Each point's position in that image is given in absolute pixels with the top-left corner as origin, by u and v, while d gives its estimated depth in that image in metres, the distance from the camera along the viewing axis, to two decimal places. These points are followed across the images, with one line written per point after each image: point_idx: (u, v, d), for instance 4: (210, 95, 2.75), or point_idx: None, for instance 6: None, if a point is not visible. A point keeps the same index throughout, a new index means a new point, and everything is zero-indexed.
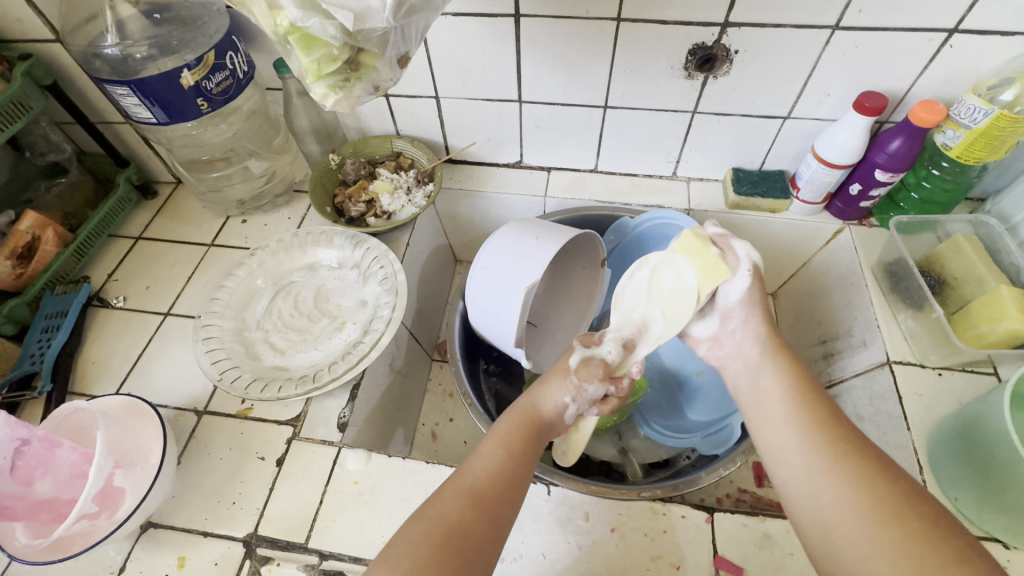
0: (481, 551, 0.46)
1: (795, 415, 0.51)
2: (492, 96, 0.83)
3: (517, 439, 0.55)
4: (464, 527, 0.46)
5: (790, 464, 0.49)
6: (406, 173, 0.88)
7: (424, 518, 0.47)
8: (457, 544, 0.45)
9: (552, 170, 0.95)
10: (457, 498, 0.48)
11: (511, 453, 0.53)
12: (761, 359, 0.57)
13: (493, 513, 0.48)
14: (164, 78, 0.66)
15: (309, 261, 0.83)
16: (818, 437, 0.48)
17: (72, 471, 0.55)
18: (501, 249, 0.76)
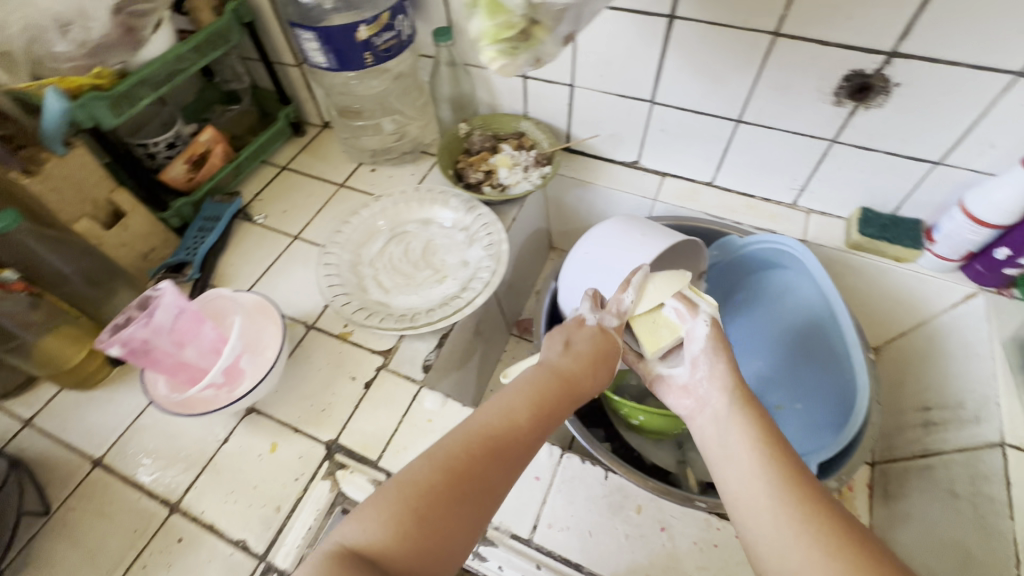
0: (485, 500, 0.48)
1: (779, 485, 0.47)
2: (626, 92, 0.85)
3: (543, 399, 0.55)
4: (474, 475, 0.48)
5: (768, 540, 0.45)
6: (527, 153, 0.93)
7: (440, 456, 0.48)
8: (466, 489, 0.47)
9: (667, 176, 0.95)
10: (472, 446, 0.49)
11: (532, 408, 0.54)
12: (728, 411, 0.54)
13: (504, 468, 0.49)
14: (343, 30, 0.75)
15: (423, 216, 0.89)
16: (804, 513, 0.44)
17: (211, 346, 0.65)
18: (605, 238, 0.78)
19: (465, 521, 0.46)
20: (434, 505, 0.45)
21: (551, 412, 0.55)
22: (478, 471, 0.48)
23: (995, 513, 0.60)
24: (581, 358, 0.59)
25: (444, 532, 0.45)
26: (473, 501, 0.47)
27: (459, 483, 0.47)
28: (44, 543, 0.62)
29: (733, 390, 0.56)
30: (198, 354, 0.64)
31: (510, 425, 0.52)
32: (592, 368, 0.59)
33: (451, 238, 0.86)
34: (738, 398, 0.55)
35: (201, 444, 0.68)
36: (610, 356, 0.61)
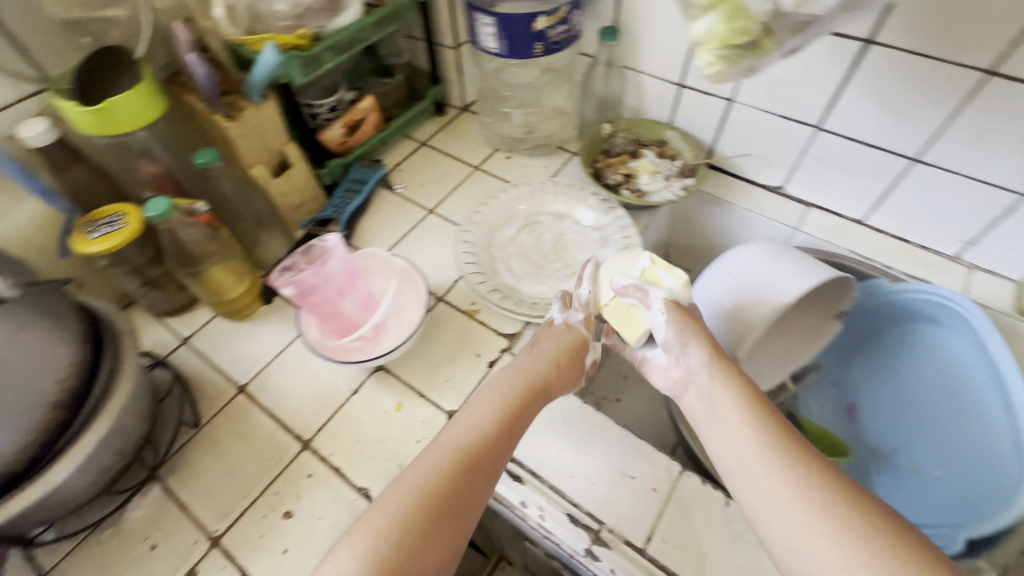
0: (464, 511, 0.51)
1: (770, 448, 0.49)
2: (790, 114, 0.81)
3: (512, 403, 0.59)
4: (452, 487, 0.51)
5: (768, 510, 0.47)
6: (670, 162, 0.91)
7: (409, 480, 0.51)
8: (442, 503, 0.50)
9: (812, 207, 0.90)
10: (443, 463, 0.52)
11: (501, 416, 0.58)
12: (710, 382, 0.56)
13: (482, 480, 0.53)
14: (523, 18, 0.77)
15: (557, 210, 0.90)
16: (795, 475, 0.46)
17: (364, 302, 0.71)
18: (754, 258, 0.75)
19: (448, 531, 0.49)
20: (413, 523, 0.48)
21: (519, 418, 0.59)
22: (452, 486, 0.51)
23: None
24: (545, 365, 0.64)
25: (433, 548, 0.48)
26: (451, 510, 0.50)
27: (434, 499, 0.50)
28: (192, 453, 0.68)
29: (710, 359, 0.58)
30: (353, 306, 0.70)
31: (482, 438, 0.55)
32: (558, 371, 0.64)
33: (584, 236, 0.86)
34: (718, 363, 0.57)
35: (332, 390, 0.72)
36: (578, 353, 0.67)
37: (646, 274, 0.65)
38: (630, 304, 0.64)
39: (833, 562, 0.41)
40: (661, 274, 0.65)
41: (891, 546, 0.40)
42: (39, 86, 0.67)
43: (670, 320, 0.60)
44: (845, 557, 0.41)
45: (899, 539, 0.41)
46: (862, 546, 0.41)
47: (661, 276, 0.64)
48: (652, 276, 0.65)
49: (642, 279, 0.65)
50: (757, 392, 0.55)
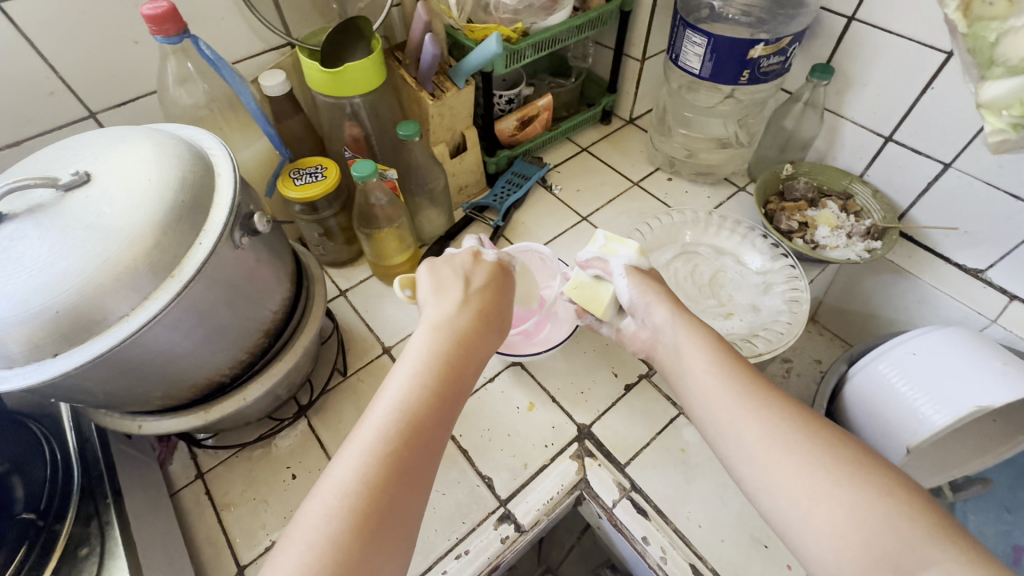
0: (420, 472, 0.45)
1: (736, 390, 0.50)
2: (1022, 194, 0.71)
3: (442, 357, 0.51)
4: (406, 449, 0.44)
5: (747, 455, 0.47)
6: (854, 219, 0.84)
7: (358, 446, 0.44)
8: (396, 465, 0.43)
9: (1015, 301, 0.79)
10: (374, 444, 0.44)
11: (429, 380, 0.49)
12: (676, 334, 0.57)
13: (421, 455, 0.45)
14: (740, 43, 0.74)
15: (719, 245, 0.86)
16: (761, 414, 0.48)
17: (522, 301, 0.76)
18: (949, 348, 0.67)
19: (410, 494, 0.43)
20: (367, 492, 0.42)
21: (459, 366, 0.51)
22: (409, 449, 0.45)
23: None
24: (472, 316, 0.56)
25: (394, 526, 0.42)
26: (406, 471, 0.44)
27: (384, 467, 0.43)
28: (337, 399, 0.72)
29: (673, 312, 0.59)
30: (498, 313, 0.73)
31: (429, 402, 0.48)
32: (486, 324, 0.56)
33: (744, 278, 0.81)
34: (681, 316, 0.58)
35: None
36: (503, 297, 0.60)
37: (603, 247, 0.67)
38: (595, 277, 0.66)
39: (856, 545, 0.39)
40: (616, 246, 0.67)
41: (853, 468, 0.42)
42: (284, 42, 0.74)
43: (636, 285, 0.62)
44: (816, 485, 0.42)
45: (861, 461, 0.43)
46: (829, 474, 0.42)
47: (615, 248, 0.66)
48: (606, 248, 0.67)
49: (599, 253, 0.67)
50: (709, 328, 0.57)
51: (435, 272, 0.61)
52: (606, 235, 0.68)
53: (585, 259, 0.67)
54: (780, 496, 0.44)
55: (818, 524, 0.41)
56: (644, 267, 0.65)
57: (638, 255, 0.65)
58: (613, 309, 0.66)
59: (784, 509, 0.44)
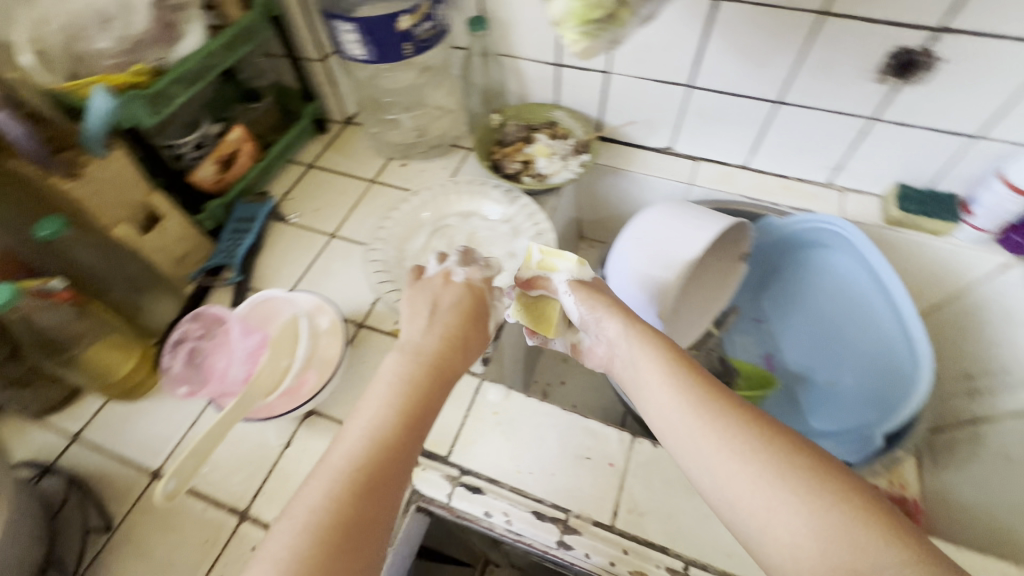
0: (377, 518, 0.38)
1: (694, 404, 0.45)
2: (665, 77, 0.85)
3: (389, 411, 0.43)
4: (335, 533, 0.36)
5: (707, 469, 0.42)
6: (563, 142, 0.92)
7: (322, 477, 0.39)
8: (367, 503, 0.38)
9: (700, 161, 0.96)
10: (302, 541, 0.35)
11: (357, 445, 0.40)
12: (631, 347, 0.51)
13: (364, 529, 0.37)
14: (384, 19, 0.73)
15: (464, 209, 0.88)
16: (724, 427, 0.42)
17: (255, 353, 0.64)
18: (658, 223, 0.78)
19: (371, 531, 0.37)
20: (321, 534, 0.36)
21: (420, 410, 0.44)
22: (372, 478, 0.39)
23: None
24: (443, 340, 0.50)
25: (355, 565, 0.36)
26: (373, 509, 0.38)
27: (345, 505, 0.37)
28: (110, 563, 0.59)
29: (625, 326, 0.53)
30: (239, 376, 0.61)
31: (399, 428, 0.42)
32: (462, 345, 0.51)
33: (495, 230, 0.85)
34: (633, 326, 0.53)
35: (261, 449, 0.66)
36: (477, 312, 0.53)
37: (540, 262, 0.58)
38: (540, 297, 0.59)
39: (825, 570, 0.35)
40: (554, 260, 0.58)
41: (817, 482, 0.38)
42: None
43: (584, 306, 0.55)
44: (771, 504, 0.38)
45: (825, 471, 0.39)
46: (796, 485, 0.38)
47: (554, 263, 0.58)
48: (541, 263, 0.58)
49: (538, 269, 0.58)
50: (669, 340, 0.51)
51: (410, 297, 0.54)
52: (540, 249, 0.59)
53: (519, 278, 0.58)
54: (746, 514, 0.40)
55: (781, 548, 0.37)
56: (586, 278, 0.57)
57: (581, 266, 0.57)
58: (568, 332, 0.59)
59: (746, 524, 0.40)
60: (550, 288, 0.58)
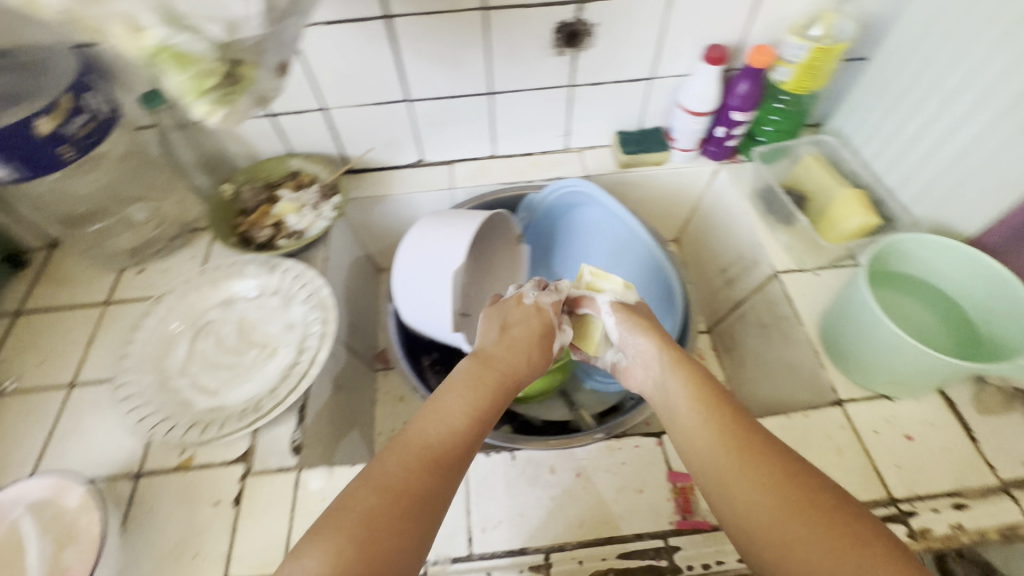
0: (450, 479, 0.48)
1: (711, 430, 0.52)
2: (380, 99, 0.85)
3: (482, 398, 0.56)
4: (422, 477, 0.47)
5: (718, 488, 0.49)
6: (308, 190, 0.88)
7: (399, 449, 0.49)
8: (431, 476, 0.47)
9: (454, 163, 0.98)
10: (408, 464, 0.47)
11: (469, 411, 0.54)
12: (663, 373, 0.61)
13: (442, 481, 0.47)
14: (12, 129, 0.60)
15: (224, 296, 0.79)
16: (741, 453, 0.49)
17: None
18: (422, 243, 0.77)
19: (424, 497, 0.46)
20: (386, 495, 0.45)
21: (488, 410, 0.55)
22: (432, 459, 0.48)
23: (792, 325, 0.78)
24: (509, 349, 0.63)
25: (425, 502, 0.45)
26: (431, 477, 0.47)
27: (406, 473, 0.47)
28: None
29: (660, 348, 0.63)
30: None
31: (466, 417, 0.53)
32: (534, 347, 0.65)
33: (266, 307, 0.77)
34: (667, 353, 0.62)
35: None
36: (534, 333, 0.67)
37: (589, 283, 0.73)
38: (585, 315, 0.72)
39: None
40: (601, 282, 0.73)
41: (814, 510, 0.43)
42: None
43: (622, 326, 0.68)
44: (785, 529, 0.43)
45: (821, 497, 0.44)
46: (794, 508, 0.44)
47: (601, 284, 0.72)
48: (591, 284, 0.73)
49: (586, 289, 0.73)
50: (678, 350, 0.63)
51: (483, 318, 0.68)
52: (590, 272, 0.74)
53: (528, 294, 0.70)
54: (751, 534, 0.45)
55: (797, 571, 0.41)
56: (628, 300, 0.71)
57: (625, 288, 0.72)
58: (558, 327, 0.69)
59: (758, 546, 0.44)
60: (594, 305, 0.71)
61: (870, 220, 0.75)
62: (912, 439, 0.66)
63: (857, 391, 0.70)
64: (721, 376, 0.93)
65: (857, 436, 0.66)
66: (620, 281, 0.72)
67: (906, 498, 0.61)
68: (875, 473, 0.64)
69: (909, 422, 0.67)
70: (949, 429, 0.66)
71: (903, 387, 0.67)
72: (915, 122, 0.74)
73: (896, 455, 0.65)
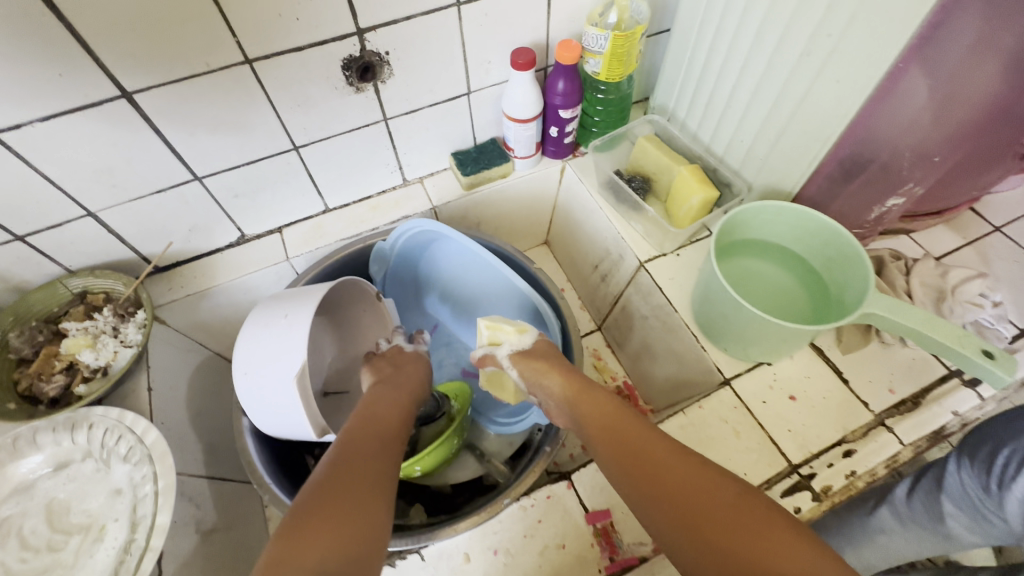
0: (392, 463, 0.53)
1: (608, 422, 0.58)
2: (160, 186, 0.71)
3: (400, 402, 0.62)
4: (373, 460, 0.51)
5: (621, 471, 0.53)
6: (102, 313, 0.72)
7: (348, 445, 0.52)
8: (386, 460, 0.52)
9: (283, 228, 0.86)
10: (358, 452, 0.51)
11: (393, 410, 0.60)
12: (574, 410, 0.63)
13: (390, 462, 0.52)
14: None
15: (16, 482, 0.62)
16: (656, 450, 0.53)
17: None
18: (255, 341, 0.65)
19: (378, 483, 0.49)
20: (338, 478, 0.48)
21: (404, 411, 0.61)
22: (376, 453, 0.52)
23: (668, 313, 0.78)
24: (411, 368, 0.70)
25: (383, 479, 0.50)
26: (380, 462, 0.51)
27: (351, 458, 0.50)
28: None
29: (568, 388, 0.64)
30: None
31: (389, 421, 0.58)
32: (420, 365, 0.71)
33: (80, 477, 0.63)
34: (577, 389, 0.64)
35: None
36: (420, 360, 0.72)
37: (489, 339, 0.73)
38: (494, 369, 0.74)
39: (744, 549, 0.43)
40: (499, 334, 0.73)
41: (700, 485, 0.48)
42: None
43: (526, 373, 0.69)
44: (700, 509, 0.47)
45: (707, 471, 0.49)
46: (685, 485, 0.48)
47: (499, 336, 0.73)
48: (491, 340, 0.73)
49: (488, 343, 0.73)
50: (565, 369, 0.66)
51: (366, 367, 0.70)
52: (485, 327, 0.73)
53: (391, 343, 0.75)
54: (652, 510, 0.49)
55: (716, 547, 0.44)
56: (526, 345, 0.71)
57: (518, 333, 0.72)
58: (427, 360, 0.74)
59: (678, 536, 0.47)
60: (496, 361, 0.72)
61: (708, 194, 0.75)
62: (796, 398, 0.68)
63: (739, 365, 0.71)
64: (621, 371, 0.94)
65: (749, 411, 0.67)
66: (514, 328, 0.72)
67: (803, 460, 0.63)
68: (772, 444, 0.65)
69: (790, 382, 0.69)
70: (823, 377, 0.69)
71: (776, 353, 0.68)
72: (724, 90, 0.75)
73: (786, 419, 0.66)
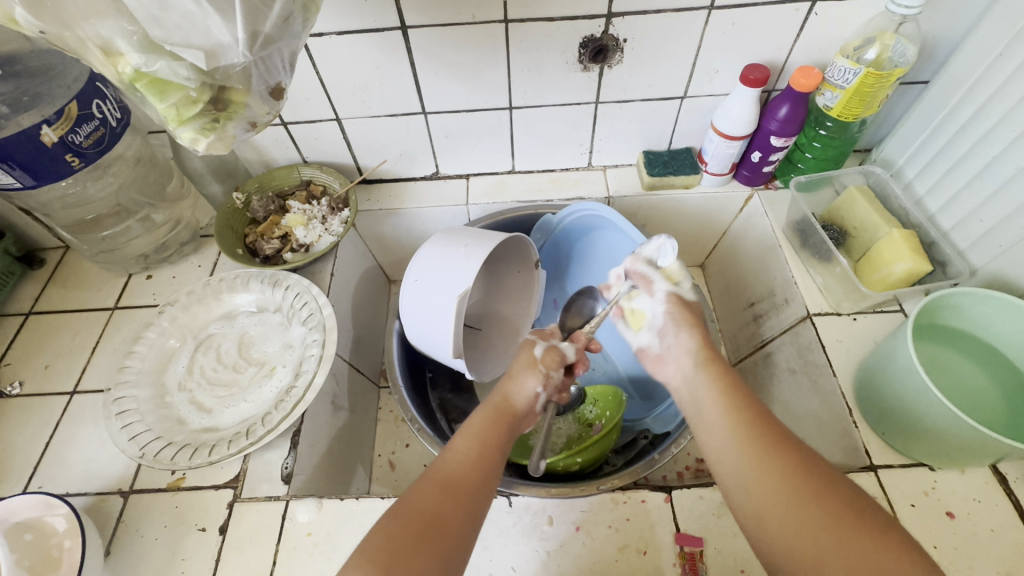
0: (462, 522, 0.45)
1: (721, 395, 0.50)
2: (395, 110, 0.81)
3: (491, 432, 0.53)
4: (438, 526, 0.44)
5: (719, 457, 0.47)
6: (319, 202, 0.86)
7: (414, 498, 0.46)
8: (452, 523, 0.45)
9: (471, 176, 0.94)
10: (425, 509, 0.45)
11: (482, 440, 0.52)
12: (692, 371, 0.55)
13: (458, 526, 0.45)
14: (21, 141, 0.59)
15: (225, 310, 0.78)
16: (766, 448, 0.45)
17: None
18: (431, 260, 0.72)
19: (455, 554, 0.44)
20: (419, 530, 0.44)
21: (496, 445, 0.52)
22: (446, 510, 0.45)
23: (824, 376, 0.71)
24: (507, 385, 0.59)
25: (441, 548, 0.43)
26: (457, 520, 0.45)
27: (432, 506, 0.45)
28: None
29: (697, 344, 0.56)
30: None
31: (479, 451, 0.51)
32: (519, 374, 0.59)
33: (267, 324, 0.76)
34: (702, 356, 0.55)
35: None
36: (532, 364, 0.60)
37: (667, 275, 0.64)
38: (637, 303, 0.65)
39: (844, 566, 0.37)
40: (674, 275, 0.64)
41: (820, 505, 0.40)
42: None
43: (670, 313, 0.60)
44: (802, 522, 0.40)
45: (822, 481, 0.42)
46: (795, 505, 0.41)
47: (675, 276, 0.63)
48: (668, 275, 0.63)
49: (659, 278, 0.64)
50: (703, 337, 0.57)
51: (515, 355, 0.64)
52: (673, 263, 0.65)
53: (538, 349, 0.62)
54: (752, 500, 0.43)
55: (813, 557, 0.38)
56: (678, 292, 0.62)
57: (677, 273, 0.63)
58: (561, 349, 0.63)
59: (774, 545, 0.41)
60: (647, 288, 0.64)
61: (918, 266, 0.68)
62: (955, 517, 0.59)
63: (894, 456, 0.63)
64: None
65: (890, 507, 0.60)
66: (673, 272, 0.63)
67: None
68: None
69: (952, 498, 0.60)
70: (999, 507, 0.59)
71: (947, 460, 0.60)
72: (976, 161, 0.67)
73: (936, 533, 0.58)
